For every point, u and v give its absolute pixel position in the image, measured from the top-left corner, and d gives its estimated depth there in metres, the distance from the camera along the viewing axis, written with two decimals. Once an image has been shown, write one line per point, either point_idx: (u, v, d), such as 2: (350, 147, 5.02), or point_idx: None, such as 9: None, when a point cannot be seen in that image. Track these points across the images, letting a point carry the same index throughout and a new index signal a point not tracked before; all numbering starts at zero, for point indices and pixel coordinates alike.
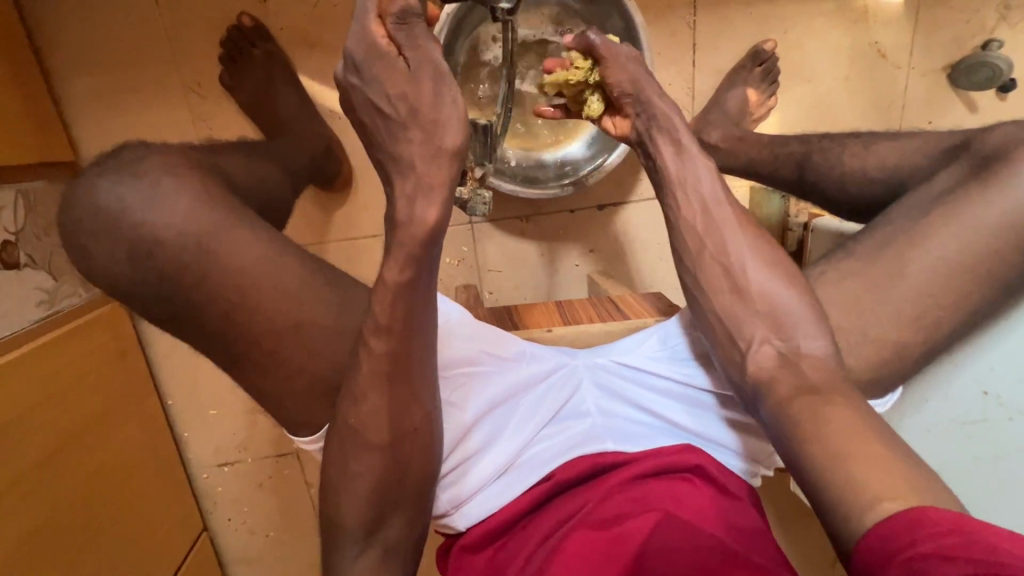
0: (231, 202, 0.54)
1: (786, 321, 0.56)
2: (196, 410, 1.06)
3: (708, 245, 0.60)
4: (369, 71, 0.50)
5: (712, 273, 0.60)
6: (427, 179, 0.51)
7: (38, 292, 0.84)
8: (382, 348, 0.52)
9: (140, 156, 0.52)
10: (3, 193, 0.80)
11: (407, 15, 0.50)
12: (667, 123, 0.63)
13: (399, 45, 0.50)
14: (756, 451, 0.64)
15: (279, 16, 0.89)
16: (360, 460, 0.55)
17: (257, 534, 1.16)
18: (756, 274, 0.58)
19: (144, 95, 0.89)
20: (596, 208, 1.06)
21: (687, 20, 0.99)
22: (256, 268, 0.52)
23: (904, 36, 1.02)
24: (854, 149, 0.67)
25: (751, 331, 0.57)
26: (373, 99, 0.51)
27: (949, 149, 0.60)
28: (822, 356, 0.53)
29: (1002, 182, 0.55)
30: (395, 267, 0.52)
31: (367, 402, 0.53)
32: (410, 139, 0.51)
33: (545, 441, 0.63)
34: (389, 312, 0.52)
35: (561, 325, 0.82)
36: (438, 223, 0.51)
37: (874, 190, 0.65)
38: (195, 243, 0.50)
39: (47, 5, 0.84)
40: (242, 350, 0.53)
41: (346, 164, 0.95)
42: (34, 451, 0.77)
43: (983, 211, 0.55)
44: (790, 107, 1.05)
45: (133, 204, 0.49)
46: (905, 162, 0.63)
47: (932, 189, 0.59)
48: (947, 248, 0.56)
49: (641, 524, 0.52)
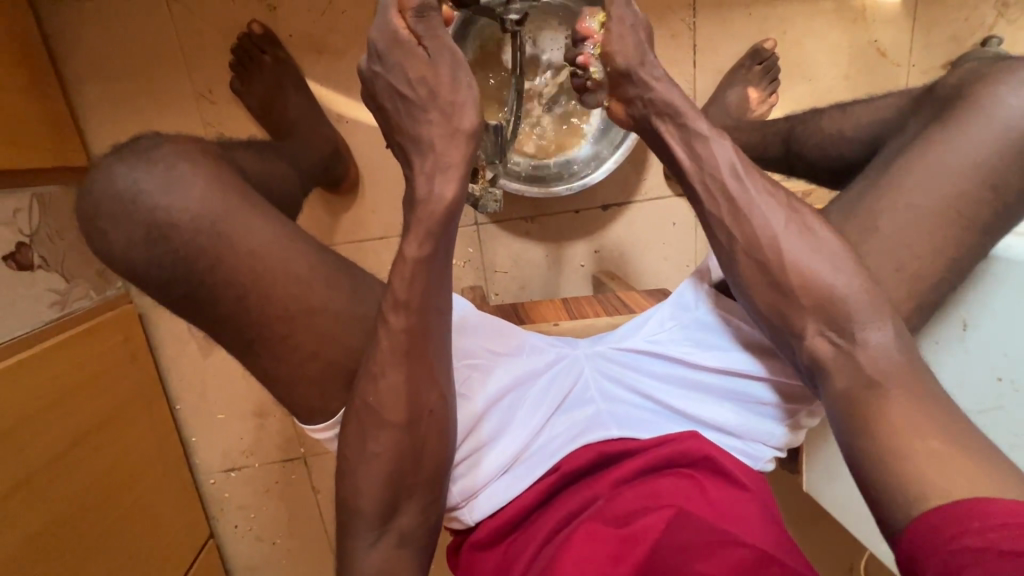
0: (242, 190, 0.55)
1: (842, 312, 0.52)
2: (204, 413, 1.07)
3: (738, 237, 0.55)
4: (391, 59, 0.53)
5: (749, 270, 0.55)
6: (447, 158, 0.53)
7: (50, 293, 0.85)
8: (400, 325, 0.53)
9: (152, 146, 0.53)
10: (19, 196, 0.82)
11: (425, 9, 0.52)
12: (668, 105, 0.57)
13: (419, 35, 0.53)
14: (766, 435, 0.63)
15: (288, 23, 0.91)
16: (376, 441, 0.55)
17: (264, 540, 1.15)
18: (808, 260, 0.53)
19: (157, 101, 0.91)
20: (601, 208, 1.06)
21: (687, 22, 1.00)
22: (269, 252, 0.53)
23: (904, 34, 1.03)
24: (832, 115, 0.70)
25: (803, 325, 0.53)
26: (395, 85, 0.54)
27: (916, 100, 0.61)
28: (886, 347, 0.51)
29: (960, 121, 0.55)
30: (415, 243, 0.53)
31: (385, 379, 0.54)
32: (430, 120, 0.54)
33: (551, 430, 0.62)
34: (407, 288, 0.53)
35: (567, 320, 0.84)
36: (457, 199, 0.53)
37: (852, 150, 0.67)
38: (208, 228, 0.50)
39: (64, 16, 0.87)
40: (254, 336, 0.54)
41: (354, 166, 0.96)
42: (44, 449, 0.78)
43: (946, 152, 0.55)
44: (792, 105, 1.06)
45: (147, 192, 0.50)
46: (877, 120, 0.64)
47: (899, 139, 0.60)
48: (913, 196, 0.55)
49: (654, 521, 0.52)
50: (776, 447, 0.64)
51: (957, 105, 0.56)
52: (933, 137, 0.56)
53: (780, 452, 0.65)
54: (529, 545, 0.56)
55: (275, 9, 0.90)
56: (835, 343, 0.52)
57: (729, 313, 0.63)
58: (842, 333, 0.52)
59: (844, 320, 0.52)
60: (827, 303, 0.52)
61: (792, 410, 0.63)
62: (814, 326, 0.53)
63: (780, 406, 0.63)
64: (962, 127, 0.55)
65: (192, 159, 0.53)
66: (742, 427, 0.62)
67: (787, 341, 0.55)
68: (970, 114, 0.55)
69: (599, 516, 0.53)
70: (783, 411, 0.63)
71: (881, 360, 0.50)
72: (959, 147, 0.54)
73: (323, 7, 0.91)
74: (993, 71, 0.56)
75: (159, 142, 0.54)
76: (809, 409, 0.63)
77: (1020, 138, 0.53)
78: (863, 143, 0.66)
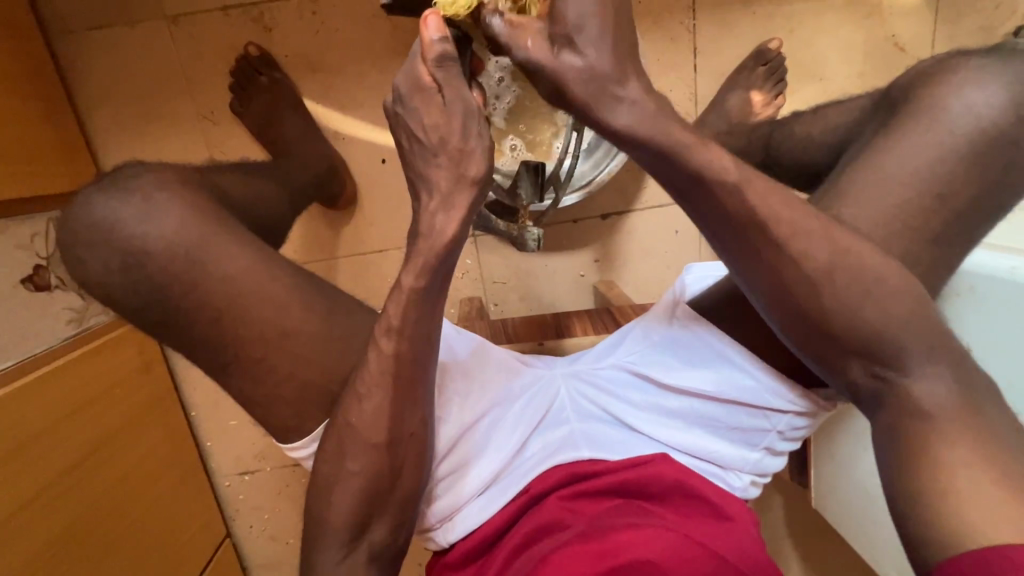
0: (222, 215, 0.57)
1: (896, 352, 0.50)
2: (218, 420, 1.11)
3: (768, 285, 0.51)
4: (411, 103, 0.54)
5: (787, 317, 0.52)
6: (452, 201, 0.54)
7: (67, 311, 0.91)
8: (390, 349, 0.55)
9: (136, 175, 0.56)
10: (36, 221, 0.87)
11: (445, 58, 0.52)
12: (713, 161, 0.50)
13: (438, 82, 0.53)
14: (739, 461, 0.63)
15: (284, 43, 0.93)
16: (355, 458, 0.56)
17: (278, 540, 1.18)
18: (868, 305, 0.50)
19: (164, 124, 0.95)
20: (600, 217, 1.04)
21: (687, 25, 0.97)
22: (242, 278, 0.55)
23: (924, 27, 0.97)
24: (805, 120, 0.71)
25: (848, 367, 0.51)
26: (412, 129, 0.55)
27: (875, 104, 0.61)
28: (941, 393, 0.49)
29: (903, 125, 0.54)
30: (412, 275, 0.55)
31: (371, 399, 0.55)
32: (438, 164, 0.54)
33: (525, 451, 0.62)
34: (400, 314, 0.55)
35: (554, 338, 0.85)
36: (456, 234, 0.54)
37: (821, 154, 0.68)
38: (183, 254, 0.53)
39: (76, 47, 0.92)
40: (230, 358, 0.56)
41: (351, 181, 0.98)
42: (64, 458, 0.82)
43: (892, 160, 0.53)
44: (803, 106, 1.00)
45: (126, 221, 0.53)
46: (842, 124, 0.65)
47: (855, 143, 0.60)
48: (866, 204, 0.53)
49: (629, 539, 0.52)
50: (752, 472, 0.64)
51: (904, 110, 0.55)
52: (879, 145, 0.55)
53: (761, 477, 0.65)
54: (497, 559, 0.56)
55: (270, 30, 0.92)
56: (885, 377, 0.50)
57: (699, 329, 0.62)
58: (891, 367, 0.50)
59: (896, 356, 0.50)
60: (870, 341, 0.50)
61: (765, 434, 0.62)
62: (861, 366, 0.51)
63: (753, 430, 0.62)
64: (905, 132, 0.54)
65: (171, 188, 0.55)
66: (715, 454, 0.63)
67: (831, 373, 0.53)
68: (921, 113, 0.54)
69: (578, 536, 0.53)
70: (755, 435, 0.62)
71: (931, 399, 0.49)
72: (903, 154, 0.53)
73: (317, 27, 0.93)
74: (940, 69, 0.55)
75: (143, 171, 0.57)
76: (782, 432, 0.62)
77: (965, 143, 0.52)
78: (831, 147, 0.66)
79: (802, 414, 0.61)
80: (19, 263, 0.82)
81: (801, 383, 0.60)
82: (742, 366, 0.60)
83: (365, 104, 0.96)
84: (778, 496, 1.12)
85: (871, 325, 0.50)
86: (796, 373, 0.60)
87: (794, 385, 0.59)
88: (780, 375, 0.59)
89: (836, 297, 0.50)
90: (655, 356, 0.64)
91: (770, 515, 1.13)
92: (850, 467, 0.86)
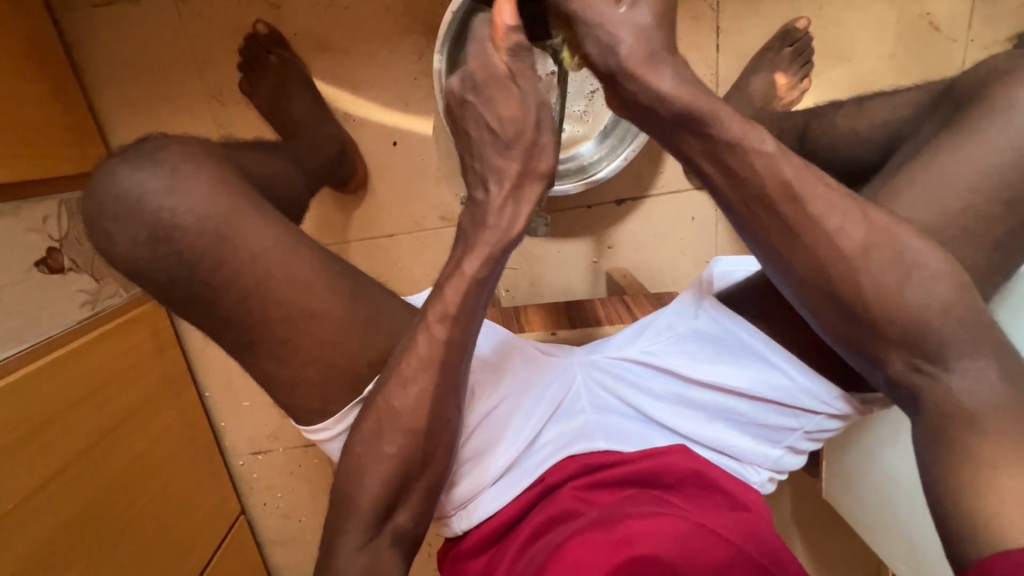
0: (247, 191, 0.56)
1: (932, 341, 0.48)
2: (231, 400, 1.13)
3: (803, 270, 0.50)
4: (486, 92, 0.55)
5: (829, 316, 0.50)
6: (521, 192, 0.56)
7: (81, 293, 0.91)
8: (442, 333, 0.55)
9: (159, 149, 0.55)
10: (48, 202, 0.87)
11: (520, 49, 0.54)
12: (769, 169, 0.49)
13: (513, 72, 0.54)
14: (760, 457, 0.62)
15: (292, 21, 0.91)
16: (383, 442, 0.55)
17: (292, 517, 1.21)
18: (913, 296, 0.48)
19: (172, 103, 0.94)
20: (614, 203, 1.02)
21: (709, 3, 0.93)
22: (267, 257, 0.54)
23: (959, 6, 0.92)
24: (848, 111, 0.68)
25: (889, 359, 0.49)
26: (485, 117, 0.55)
27: (935, 98, 0.59)
28: (988, 390, 0.47)
29: (971, 126, 0.51)
30: (475, 262, 0.55)
31: (411, 382, 0.55)
32: (511, 157, 0.55)
33: (541, 439, 0.62)
34: (457, 300, 0.55)
35: (565, 328, 0.84)
36: (523, 227, 0.56)
37: (866, 149, 0.65)
38: (207, 234, 0.52)
39: (84, 25, 0.91)
40: (251, 340, 0.55)
41: (361, 165, 0.96)
42: (80, 438, 0.84)
43: (953, 160, 0.51)
44: (828, 89, 0.95)
45: (145, 199, 0.52)
46: (894, 118, 0.62)
47: (912, 142, 0.57)
48: (918, 201, 0.51)
49: (642, 529, 0.51)
50: (773, 468, 0.64)
51: (968, 109, 0.53)
52: (938, 146, 0.52)
53: (778, 474, 0.65)
54: (511, 548, 0.56)
55: (279, 7, 0.90)
56: (925, 370, 0.48)
57: (736, 322, 0.60)
58: (933, 361, 0.48)
59: (937, 348, 0.48)
60: (901, 320, 0.48)
61: (790, 432, 0.61)
62: (901, 355, 0.49)
63: (778, 428, 0.61)
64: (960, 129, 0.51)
65: (197, 160, 0.55)
66: (735, 448, 0.62)
67: (870, 363, 0.51)
68: (985, 113, 0.51)
69: (590, 525, 0.52)
70: (779, 433, 0.62)
71: (973, 396, 0.47)
72: (965, 157, 0.51)
73: (326, 4, 0.90)
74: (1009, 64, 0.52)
75: (163, 145, 0.55)
76: (808, 431, 0.61)
77: None
78: (879, 145, 0.64)
79: (833, 417, 0.60)
80: (32, 246, 0.83)
81: (839, 384, 0.58)
82: (772, 362, 0.59)
83: (377, 84, 0.93)
84: (789, 485, 1.11)
85: (915, 322, 0.48)
86: (828, 369, 0.58)
87: (830, 386, 0.58)
88: (817, 374, 0.58)
89: (873, 292, 0.48)
90: (676, 345, 0.63)
91: (779, 505, 1.13)
92: (871, 465, 0.83)
